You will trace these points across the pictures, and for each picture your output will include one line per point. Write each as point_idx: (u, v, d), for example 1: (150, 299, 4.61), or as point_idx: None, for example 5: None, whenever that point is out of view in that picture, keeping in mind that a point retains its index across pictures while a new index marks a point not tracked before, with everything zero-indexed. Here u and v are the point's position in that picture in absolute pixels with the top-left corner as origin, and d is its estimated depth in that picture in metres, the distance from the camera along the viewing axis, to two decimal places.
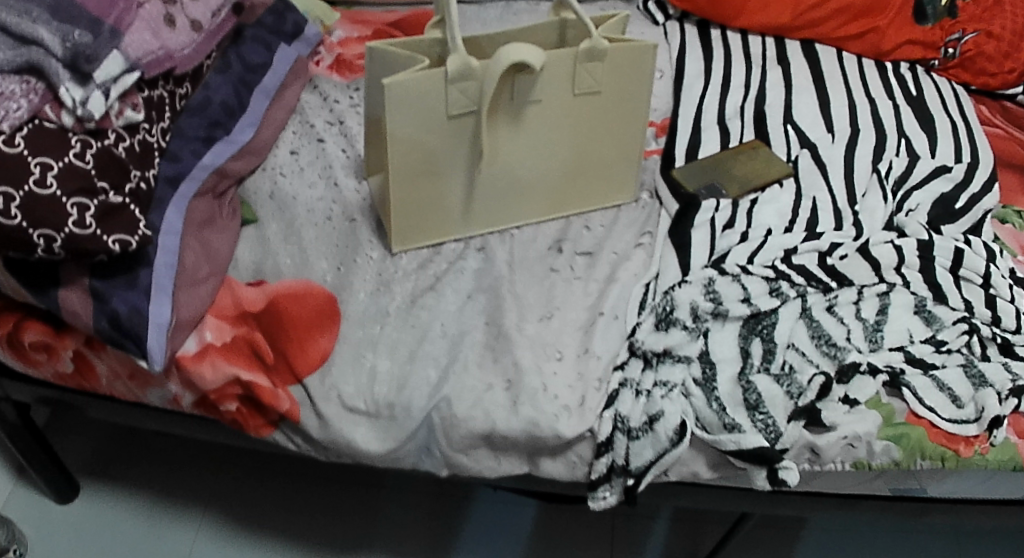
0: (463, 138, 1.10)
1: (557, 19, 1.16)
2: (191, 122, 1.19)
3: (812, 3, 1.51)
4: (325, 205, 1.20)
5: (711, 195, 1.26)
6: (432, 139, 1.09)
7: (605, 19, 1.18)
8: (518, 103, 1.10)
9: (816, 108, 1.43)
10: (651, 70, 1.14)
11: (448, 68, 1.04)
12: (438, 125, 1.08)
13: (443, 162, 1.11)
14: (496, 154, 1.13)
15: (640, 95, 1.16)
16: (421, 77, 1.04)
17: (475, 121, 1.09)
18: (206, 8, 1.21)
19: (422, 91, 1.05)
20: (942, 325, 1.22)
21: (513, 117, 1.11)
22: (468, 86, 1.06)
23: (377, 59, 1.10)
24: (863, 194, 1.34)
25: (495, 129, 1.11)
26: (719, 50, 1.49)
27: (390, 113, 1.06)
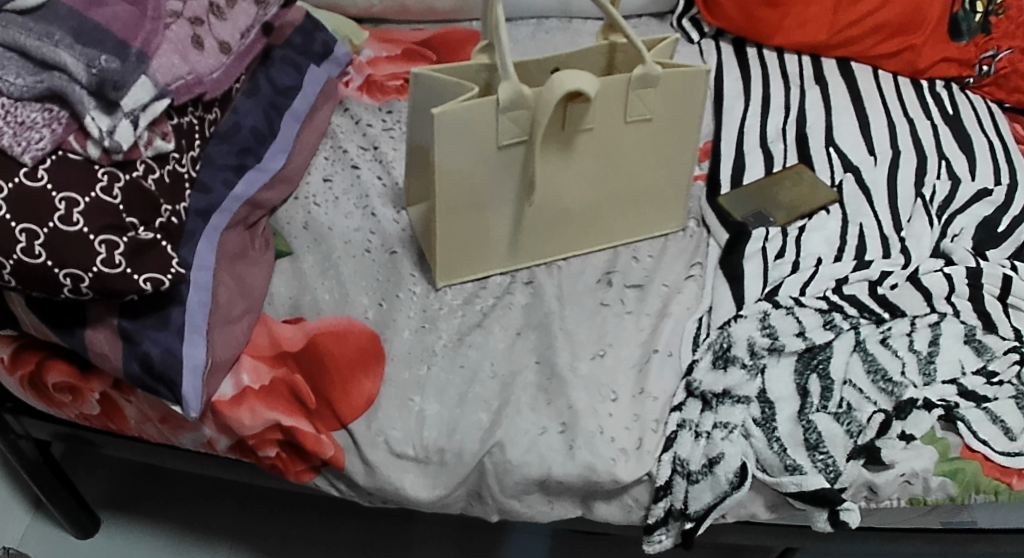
0: (512, 168, 1.06)
1: (607, 43, 1.14)
2: (221, 150, 1.13)
3: (850, 21, 1.47)
4: (361, 236, 1.14)
5: (760, 223, 1.23)
6: (480, 169, 1.05)
7: (655, 43, 1.16)
8: (570, 131, 1.07)
9: (856, 129, 1.41)
10: (703, 95, 1.13)
11: (499, 97, 1.00)
12: (488, 155, 1.04)
13: (491, 194, 1.07)
14: (545, 184, 1.09)
15: (691, 121, 1.14)
16: (472, 105, 1.00)
17: (525, 151, 1.05)
18: (234, 29, 1.15)
19: (472, 119, 1.01)
20: (993, 355, 1.18)
21: (564, 146, 1.08)
22: (519, 115, 1.02)
23: (423, 86, 1.06)
24: (909, 220, 1.31)
25: (546, 159, 1.08)
26: (757, 69, 1.45)
27: (439, 144, 1.01)
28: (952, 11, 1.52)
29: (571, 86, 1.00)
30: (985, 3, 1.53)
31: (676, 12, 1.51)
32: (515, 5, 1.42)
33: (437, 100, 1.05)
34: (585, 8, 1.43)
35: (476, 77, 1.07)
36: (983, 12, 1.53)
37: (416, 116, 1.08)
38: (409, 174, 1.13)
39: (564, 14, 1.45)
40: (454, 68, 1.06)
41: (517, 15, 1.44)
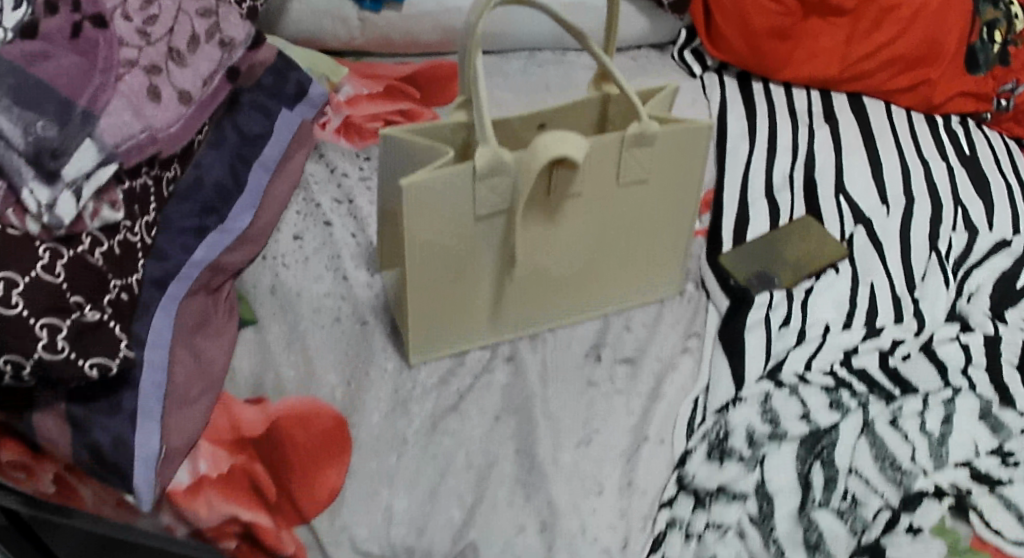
0: (492, 238, 0.96)
1: (598, 95, 1.02)
2: (180, 209, 1.05)
3: (863, 55, 1.37)
4: (331, 303, 1.07)
5: (763, 286, 1.13)
6: (456, 241, 0.95)
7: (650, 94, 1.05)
8: (555, 197, 0.97)
9: (869, 173, 1.30)
10: (704, 152, 1.02)
11: (476, 164, 0.90)
12: (465, 225, 0.94)
13: (470, 265, 0.97)
14: (528, 253, 1.00)
15: (690, 177, 1.04)
16: (446, 173, 0.90)
17: (506, 220, 0.95)
18: (195, 76, 1.07)
19: (447, 188, 0.91)
20: (1010, 435, 1.06)
21: (549, 212, 0.98)
22: (499, 182, 0.92)
23: (394, 148, 0.94)
24: (923, 277, 1.21)
25: (529, 226, 0.98)
26: (763, 106, 1.35)
27: (410, 216, 0.91)
28: (969, 43, 1.42)
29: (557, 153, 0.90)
30: (1004, 32, 1.42)
31: (677, 43, 1.40)
32: (506, 37, 1.33)
33: (409, 164, 0.94)
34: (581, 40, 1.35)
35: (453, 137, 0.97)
36: (1002, 42, 1.42)
37: (387, 179, 0.97)
38: (383, 235, 1.03)
39: (558, 46, 1.36)
40: (429, 128, 0.95)
41: (510, 46, 1.35)
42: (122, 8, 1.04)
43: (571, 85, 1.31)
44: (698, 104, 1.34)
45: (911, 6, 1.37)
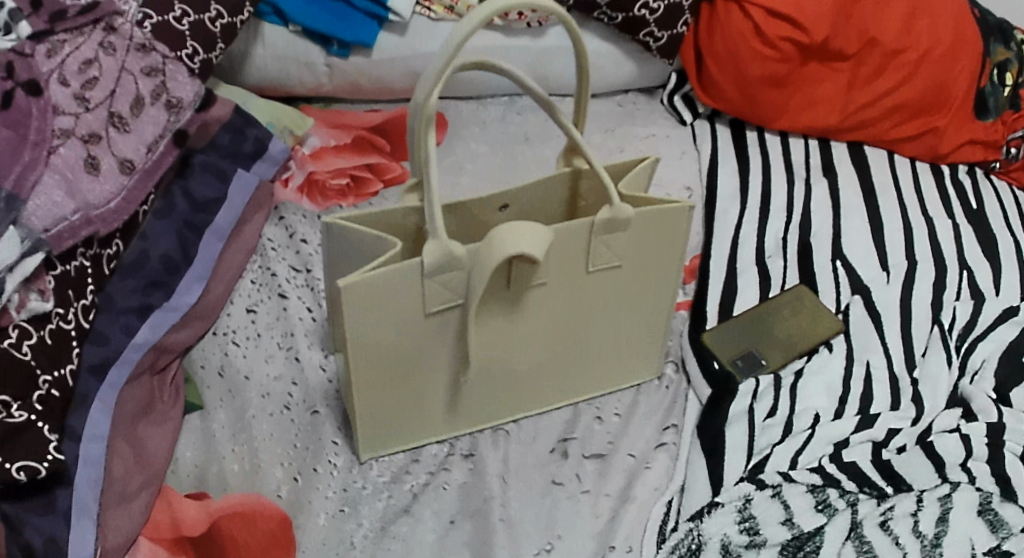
0: (446, 336, 0.88)
1: (568, 170, 0.92)
2: (123, 286, 0.99)
3: (863, 103, 1.28)
4: (281, 386, 1.00)
5: (748, 369, 1.04)
6: (406, 340, 0.86)
7: (627, 167, 0.94)
8: (516, 291, 0.87)
9: (868, 235, 1.21)
10: (685, 234, 0.92)
11: (423, 260, 0.81)
12: (415, 323, 0.85)
13: (423, 362, 0.89)
14: (489, 348, 0.90)
15: (672, 259, 0.94)
16: (389, 272, 0.81)
17: (461, 315, 0.86)
18: (139, 142, 1.00)
19: (391, 286, 0.82)
20: (1011, 533, 0.97)
21: (510, 305, 0.88)
22: (450, 279, 0.83)
23: (336, 238, 0.85)
24: (924, 353, 1.11)
25: (489, 321, 0.88)
26: (757, 159, 1.26)
27: (350, 316, 0.83)
28: (979, 86, 1.31)
29: (512, 250, 0.81)
30: (1016, 74, 1.32)
31: (666, 87, 1.31)
32: (484, 83, 1.27)
33: (354, 254, 0.86)
34: (563, 86, 1.29)
35: (405, 222, 0.87)
36: (1013, 85, 1.32)
37: (333, 265, 0.88)
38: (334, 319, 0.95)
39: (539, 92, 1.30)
40: (376, 215, 0.86)
41: (488, 92, 1.29)
42: (59, 70, 0.98)
43: (551, 134, 1.26)
44: (687, 157, 1.26)
45: (918, 49, 1.26)
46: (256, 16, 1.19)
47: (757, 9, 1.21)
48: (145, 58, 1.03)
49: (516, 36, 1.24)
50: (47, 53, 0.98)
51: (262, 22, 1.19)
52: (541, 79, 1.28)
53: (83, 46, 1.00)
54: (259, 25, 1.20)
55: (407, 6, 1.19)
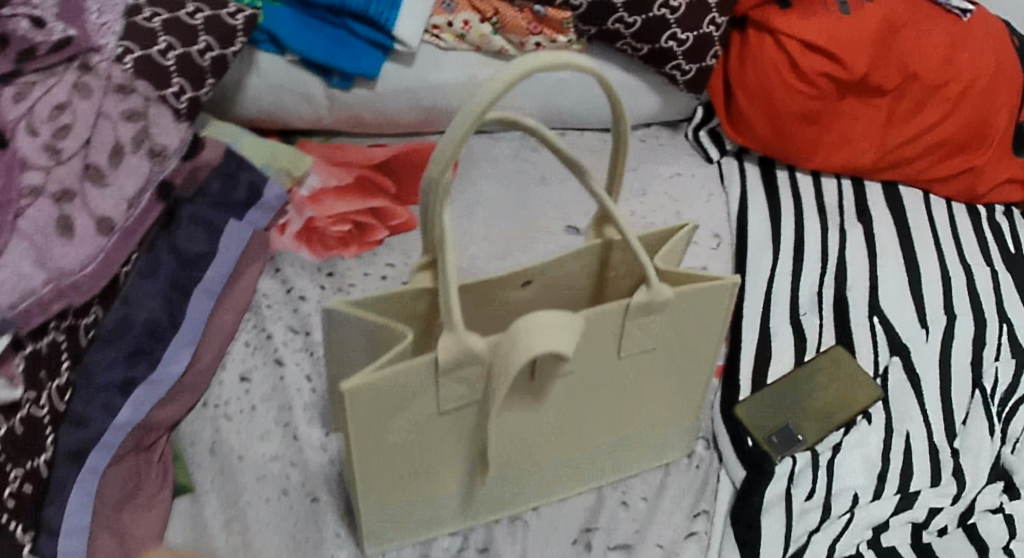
0: (463, 429, 0.78)
1: (599, 242, 0.81)
2: (104, 358, 0.89)
3: (902, 142, 1.16)
4: (279, 467, 0.92)
5: (784, 446, 0.95)
6: (417, 437, 0.77)
7: (664, 236, 0.83)
8: (541, 382, 0.77)
9: (905, 285, 1.11)
10: (726, 313, 0.82)
11: (438, 358, 0.71)
12: (427, 419, 0.76)
13: (435, 456, 0.80)
14: (509, 438, 0.81)
15: (710, 338, 0.84)
16: (399, 372, 0.71)
17: (477, 408, 0.77)
18: (118, 197, 0.90)
19: (403, 387, 0.72)
20: None
21: (533, 396, 0.78)
22: (468, 375, 0.73)
23: (339, 324, 0.75)
24: (964, 421, 1.01)
25: (510, 412, 0.79)
26: (788, 201, 1.16)
27: (354, 420, 0.73)
28: (1019, 122, 1.19)
29: (540, 349, 0.70)
30: None
31: (692, 121, 1.22)
32: None
33: (359, 342, 0.76)
34: (582, 120, 1.19)
35: (417, 304, 0.77)
36: None
37: (334, 349, 0.78)
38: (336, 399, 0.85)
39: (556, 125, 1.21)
40: (384, 298, 0.76)
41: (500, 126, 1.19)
42: (27, 117, 0.88)
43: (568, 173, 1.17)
44: (714, 200, 1.16)
45: (960, 84, 1.15)
46: (250, 45, 1.08)
47: (794, 42, 1.10)
48: (125, 100, 0.93)
49: (531, 66, 1.14)
50: (15, 97, 0.88)
51: (255, 50, 1.09)
52: (555, 111, 1.18)
53: (55, 89, 0.90)
54: (253, 54, 1.09)
55: (415, 36, 1.08)
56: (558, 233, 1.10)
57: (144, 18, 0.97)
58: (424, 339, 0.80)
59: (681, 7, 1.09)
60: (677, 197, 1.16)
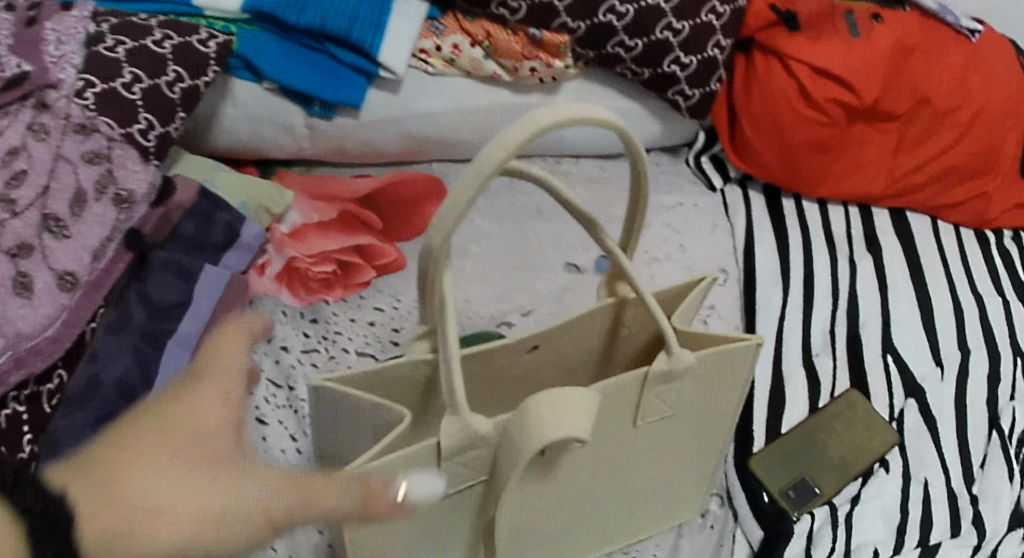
0: (467, 510, 0.73)
1: (612, 301, 0.75)
2: (70, 424, 0.81)
3: (912, 168, 1.07)
4: (263, 539, 0.86)
5: (801, 500, 0.86)
6: (416, 522, 0.71)
7: (683, 291, 0.78)
8: (552, 458, 0.72)
9: (919, 325, 1.00)
10: (749, 376, 0.76)
11: (442, 443, 0.66)
12: (430, 503, 0.70)
13: (436, 539, 0.74)
14: (517, 517, 0.75)
15: (729, 399, 0.78)
16: (396, 461, 0.65)
17: (483, 487, 0.71)
18: (81, 249, 0.83)
19: (403, 474, 0.67)
20: None
21: (542, 472, 0.73)
22: (473, 457, 0.68)
23: (328, 403, 0.69)
24: (981, 464, 0.92)
25: (518, 492, 0.73)
26: (796, 233, 1.07)
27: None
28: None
29: (553, 435, 0.65)
30: None
31: (693, 146, 1.14)
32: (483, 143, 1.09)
33: (350, 420, 0.70)
34: (579, 146, 1.12)
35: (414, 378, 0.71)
36: None
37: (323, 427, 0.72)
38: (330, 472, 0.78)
39: (552, 152, 1.13)
40: (378, 372, 0.70)
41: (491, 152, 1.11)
42: None
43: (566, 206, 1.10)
44: (719, 230, 1.07)
45: (972, 107, 1.06)
46: (223, 72, 1.00)
47: (802, 66, 1.02)
48: (86, 141, 0.86)
49: (524, 92, 1.07)
50: None
51: (230, 78, 1.01)
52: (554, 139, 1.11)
53: (8, 131, 0.84)
54: (228, 82, 1.01)
55: (401, 62, 1.00)
56: (557, 271, 1.04)
57: (107, 47, 0.89)
58: (422, 411, 0.74)
59: (685, 30, 1.01)
60: (679, 227, 1.07)
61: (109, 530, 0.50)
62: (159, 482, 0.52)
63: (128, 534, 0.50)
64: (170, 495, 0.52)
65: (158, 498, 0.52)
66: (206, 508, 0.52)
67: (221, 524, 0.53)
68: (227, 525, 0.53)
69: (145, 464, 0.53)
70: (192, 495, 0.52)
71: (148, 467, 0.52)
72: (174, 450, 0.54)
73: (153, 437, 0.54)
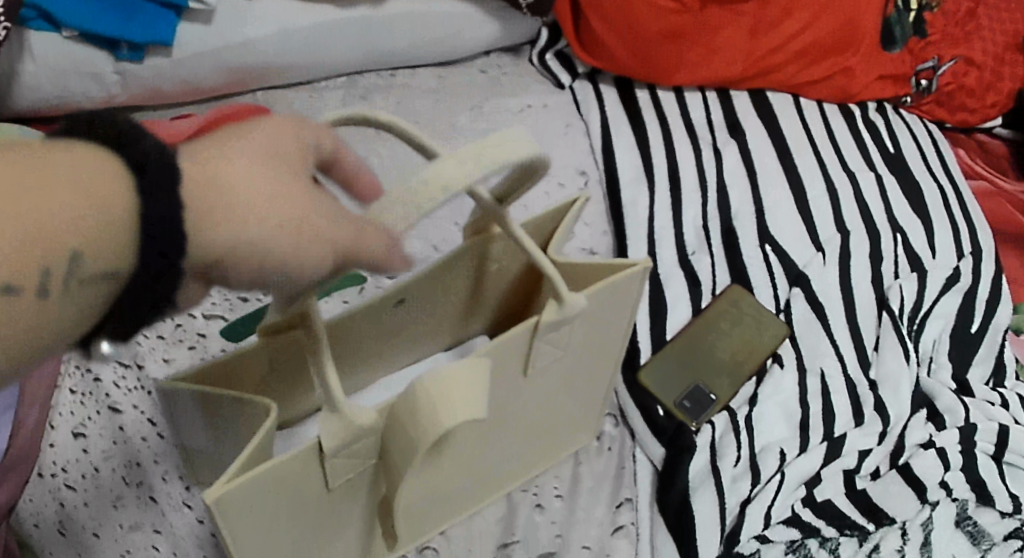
0: (360, 493, 0.69)
1: (479, 240, 0.69)
2: None
3: (773, 47, 1.01)
4: (141, 538, 0.78)
5: (698, 410, 0.84)
6: (303, 522, 0.67)
7: (557, 219, 0.72)
8: (446, 434, 0.66)
9: (793, 208, 0.97)
10: (636, 297, 0.72)
11: (321, 444, 0.61)
12: (315, 501, 0.66)
13: (331, 531, 0.70)
14: (417, 493, 0.70)
15: (617, 324, 0.73)
16: (273, 467, 0.60)
17: (373, 471, 0.67)
18: None
19: (286, 477, 0.62)
20: (993, 544, 0.84)
21: (434, 450, 0.67)
22: (360, 450, 0.63)
23: (179, 401, 0.66)
24: (876, 347, 0.91)
25: (414, 473, 0.67)
26: (655, 124, 1.01)
27: (229, 528, 0.62)
28: (884, 14, 1.04)
29: (448, 421, 0.60)
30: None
31: (536, 44, 1.06)
32: (310, 68, 0.98)
33: (212, 417, 0.67)
34: (416, 56, 1.02)
35: (259, 363, 0.69)
36: (917, 9, 1.06)
37: (180, 425, 0.70)
38: (210, 462, 0.74)
39: (384, 65, 1.02)
40: (223, 362, 0.67)
41: (321, 74, 1.00)
42: None
43: (407, 116, 0.98)
44: (573, 129, 1.00)
45: None
46: (16, 24, 0.86)
47: None
48: None
49: (350, 5, 0.95)
50: None
51: (25, 30, 0.87)
52: (387, 53, 1.00)
53: None
54: (23, 36, 0.87)
55: None
56: None
57: None
58: (286, 389, 0.74)
59: None
60: (532, 133, 0.99)
61: (209, 212, 0.50)
62: (262, 183, 0.51)
63: (215, 228, 0.50)
64: (269, 195, 0.51)
65: (261, 200, 0.51)
66: (296, 220, 0.51)
67: (313, 240, 0.51)
68: (305, 241, 0.51)
69: (254, 163, 0.52)
70: (293, 206, 0.51)
71: (250, 170, 0.51)
72: (278, 157, 0.53)
73: (253, 137, 0.53)
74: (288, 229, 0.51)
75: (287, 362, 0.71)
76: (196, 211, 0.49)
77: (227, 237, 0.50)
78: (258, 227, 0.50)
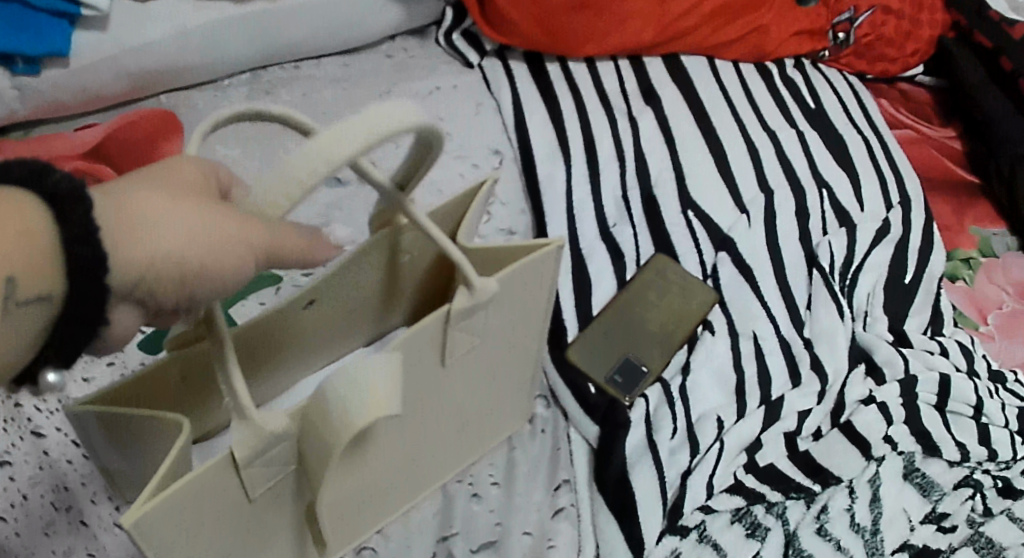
0: (284, 500, 0.67)
1: (387, 233, 0.67)
2: None
3: (684, 9, 1.00)
4: None
5: (629, 385, 0.82)
6: (227, 536, 0.64)
7: (464, 203, 0.70)
8: (364, 431, 0.64)
9: (714, 170, 0.96)
10: (553, 275, 0.70)
11: (233, 452, 0.59)
12: (238, 512, 0.64)
13: (258, 542, 0.67)
14: (343, 494, 0.68)
15: (537, 302, 0.72)
16: (190, 483, 0.58)
17: (295, 476, 0.65)
18: None
19: (202, 491, 0.59)
20: (943, 494, 0.83)
21: (353, 448, 0.65)
22: (274, 455, 0.61)
23: (88, 424, 0.63)
24: (808, 306, 0.90)
25: (335, 474, 0.65)
26: (568, 97, 0.99)
27: (153, 550, 0.59)
28: None
29: (357, 417, 0.58)
30: None
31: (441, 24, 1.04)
32: (210, 66, 0.95)
33: (126, 436, 0.64)
34: (320, 46, 1.00)
35: (170, 376, 0.67)
36: None
37: (94, 447, 0.67)
38: (129, 481, 0.71)
39: (288, 58, 1.00)
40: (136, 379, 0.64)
41: (223, 72, 0.97)
42: None
43: (315, 108, 0.96)
44: (484, 109, 0.99)
45: None
46: None
47: None
48: None
49: None
50: None
51: None
52: (288, 44, 0.97)
53: None
54: None
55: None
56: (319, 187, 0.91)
57: None
58: (201, 401, 0.72)
59: None
60: (444, 116, 0.97)
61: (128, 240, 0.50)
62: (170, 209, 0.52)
63: (144, 238, 0.51)
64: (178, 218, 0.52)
65: (173, 224, 0.52)
66: (210, 234, 0.52)
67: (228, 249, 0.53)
68: (221, 250, 0.53)
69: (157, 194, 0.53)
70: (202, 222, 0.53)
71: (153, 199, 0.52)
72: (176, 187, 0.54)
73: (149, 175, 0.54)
74: (212, 231, 0.52)
75: (198, 374, 0.69)
76: (116, 222, 0.51)
77: (146, 258, 0.51)
78: (182, 232, 0.52)
